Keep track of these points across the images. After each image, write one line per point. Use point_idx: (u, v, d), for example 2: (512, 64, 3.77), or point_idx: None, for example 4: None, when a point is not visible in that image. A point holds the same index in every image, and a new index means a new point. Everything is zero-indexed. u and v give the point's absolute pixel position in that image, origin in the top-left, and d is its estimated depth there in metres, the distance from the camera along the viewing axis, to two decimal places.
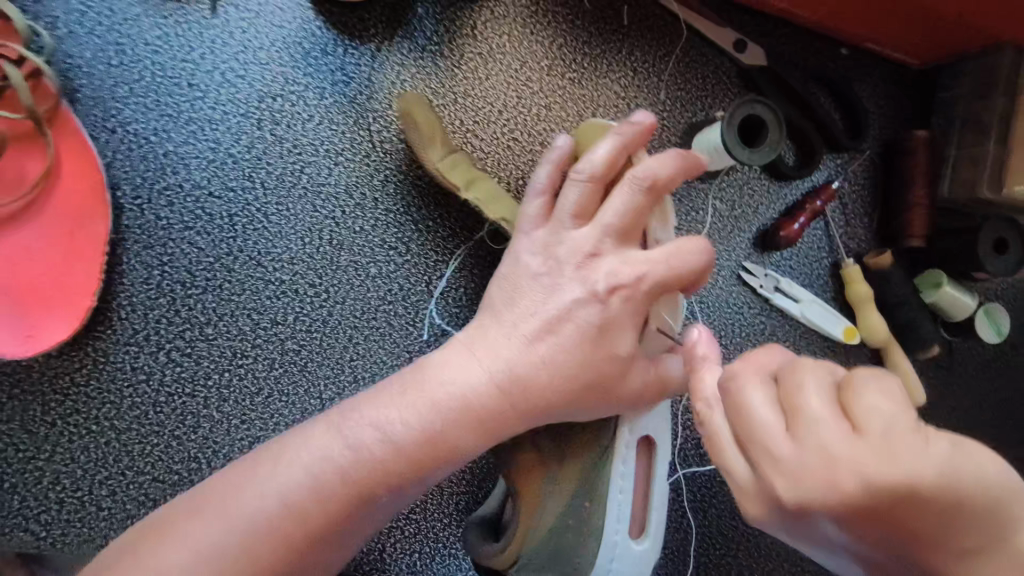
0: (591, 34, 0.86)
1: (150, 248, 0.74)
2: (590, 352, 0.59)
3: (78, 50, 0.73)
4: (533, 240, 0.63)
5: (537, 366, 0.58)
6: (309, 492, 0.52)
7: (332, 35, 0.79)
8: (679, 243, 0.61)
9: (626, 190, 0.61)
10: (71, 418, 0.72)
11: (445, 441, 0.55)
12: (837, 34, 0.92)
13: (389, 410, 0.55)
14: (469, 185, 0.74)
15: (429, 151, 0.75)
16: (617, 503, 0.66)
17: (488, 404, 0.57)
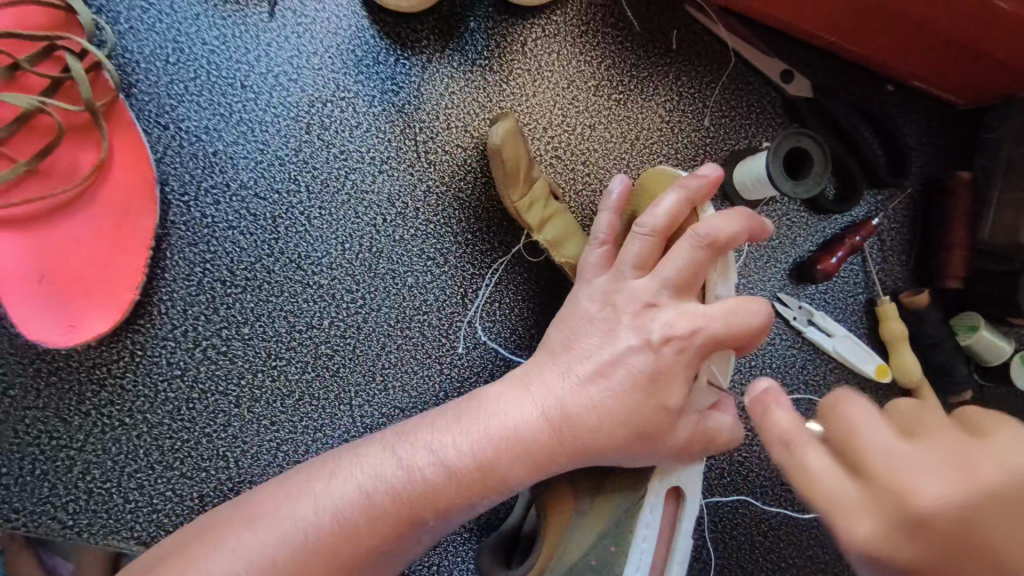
0: (639, 57, 0.87)
1: (194, 245, 0.75)
2: (638, 400, 0.59)
3: (137, 46, 0.74)
4: (595, 287, 0.64)
5: (591, 409, 0.58)
6: (360, 511, 0.52)
7: (385, 44, 0.80)
8: (740, 302, 0.61)
9: (688, 245, 0.60)
10: (105, 409, 0.72)
11: (497, 473, 0.55)
12: (884, 70, 0.92)
13: (444, 436, 0.55)
14: (542, 228, 0.76)
15: (510, 190, 0.75)
16: (639, 551, 0.61)
17: (539, 436, 0.56)
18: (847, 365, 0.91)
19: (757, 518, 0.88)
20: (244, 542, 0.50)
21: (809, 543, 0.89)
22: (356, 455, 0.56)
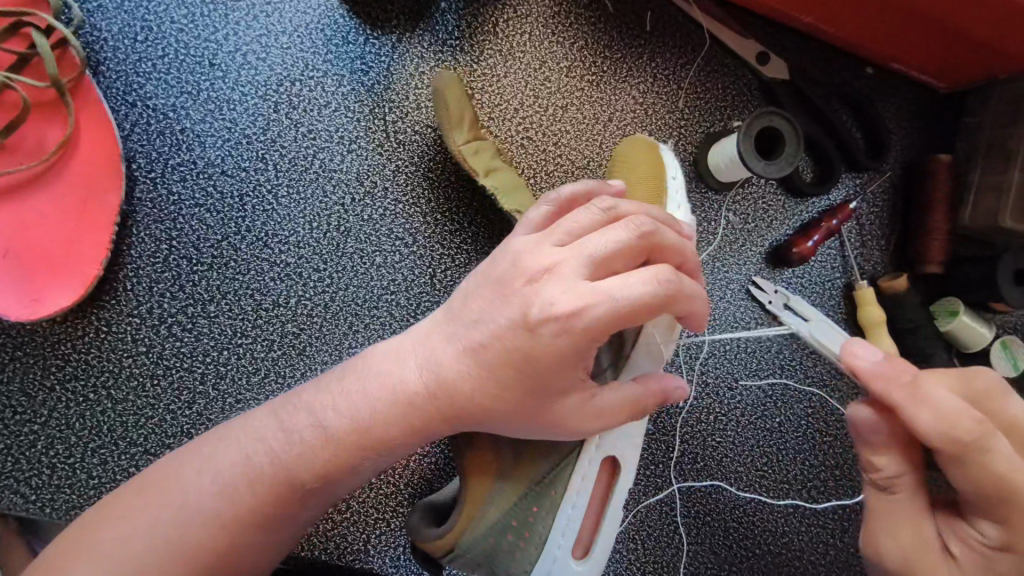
0: (613, 39, 0.86)
1: (160, 222, 0.75)
2: (516, 363, 0.52)
3: (106, 24, 0.75)
4: (521, 247, 0.54)
5: (459, 375, 0.53)
6: (246, 477, 0.52)
7: (354, 23, 0.80)
8: (640, 276, 0.50)
9: (625, 232, 0.52)
10: (70, 384, 0.72)
11: (375, 436, 0.53)
12: (863, 52, 0.91)
13: (326, 397, 0.55)
14: (489, 173, 0.75)
15: (455, 133, 0.75)
16: (566, 518, 0.67)
17: (414, 400, 0.53)
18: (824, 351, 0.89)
19: (731, 504, 0.87)
20: (132, 522, 0.50)
21: (784, 531, 0.88)
22: (246, 427, 0.55)
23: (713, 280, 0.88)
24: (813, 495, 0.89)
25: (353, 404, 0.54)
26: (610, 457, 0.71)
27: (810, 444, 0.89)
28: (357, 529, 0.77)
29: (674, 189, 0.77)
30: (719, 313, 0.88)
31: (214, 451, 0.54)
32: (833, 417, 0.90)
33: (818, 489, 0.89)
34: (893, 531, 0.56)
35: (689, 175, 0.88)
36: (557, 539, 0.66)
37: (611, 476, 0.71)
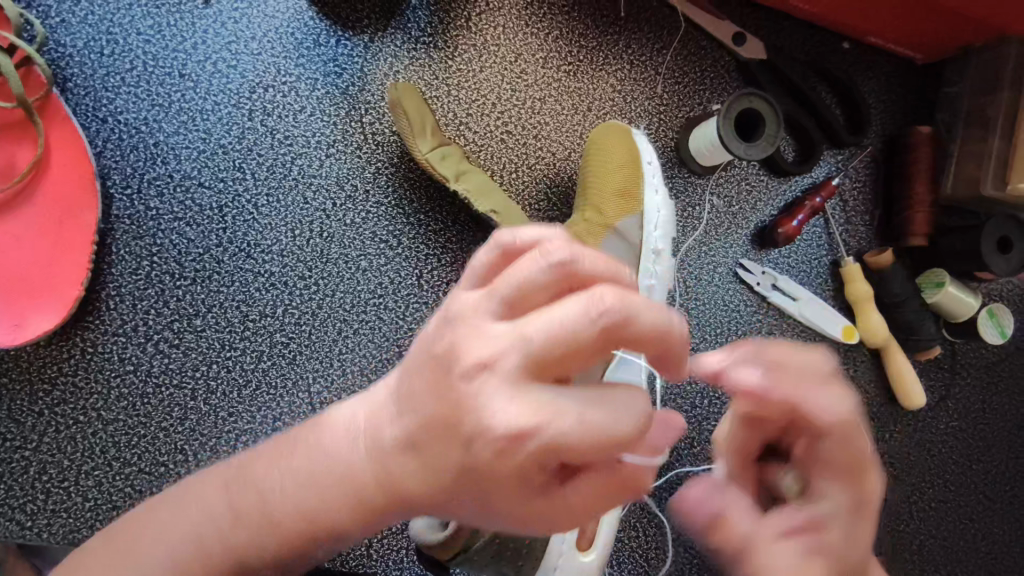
0: (588, 27, 0.86)
1: (140, 238, 0.74)
2: (433, 439, 0.39)
3: (70, 39, 0.73)
4: (455, 304, 0.39)
5: (396, 455, 0.41)
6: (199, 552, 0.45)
7: (325, 25, 0.79)
8: (617, 396, 0.36)
9: (580, 308, 0.35)
10: (58, 408, 0.72)
11: (323, 519, 0.44)
12: (838, 28, 0.91)
13: (276, 475, 0.46)
14: (459, 178, 0.75)
15: (418, 141, 0.74)
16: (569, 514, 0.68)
17: (360, 482, 0.42)
18: (814, 329, 0.90)
19: None
20: None
21: None
22: (198, 495, 0.48)
23: (700, 265, 0.88)
24: None
25: (298, 482, 0.44)
26: None
27: None
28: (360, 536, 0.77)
29: (650, 174, 0.79)
30: (708, 297, 0.88)
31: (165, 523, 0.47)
32: None
33: None
34: None
35: (670, 161, 0.88)
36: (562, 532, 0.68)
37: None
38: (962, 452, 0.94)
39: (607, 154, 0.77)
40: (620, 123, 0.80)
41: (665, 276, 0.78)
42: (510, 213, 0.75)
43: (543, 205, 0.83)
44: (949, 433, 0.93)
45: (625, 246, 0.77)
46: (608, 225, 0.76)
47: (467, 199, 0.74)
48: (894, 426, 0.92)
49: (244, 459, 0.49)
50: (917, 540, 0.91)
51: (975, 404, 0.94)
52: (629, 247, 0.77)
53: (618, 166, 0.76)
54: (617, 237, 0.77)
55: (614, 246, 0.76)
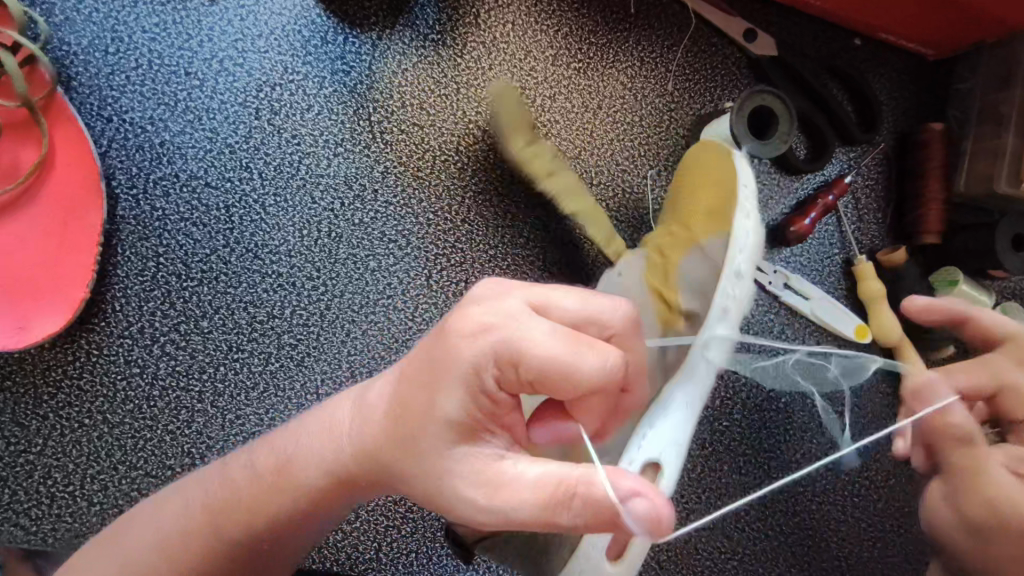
0: (597, 24, 0.85)
1: (146, 239, 0.73)
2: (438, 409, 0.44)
3: (74, 37, 0.72)
4: (500, 301, 0.44)
5: (425, 410, 0.44)
6: (232, 500, 0.51)
7: (332, 23, 0.78)
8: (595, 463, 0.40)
9: (598, 361, 0.41)
10: (63, 411, 0.70)
11: (346, 467, 0.48)
12: (849, 24, 0.90)
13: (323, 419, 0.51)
14: (503, 180, 0.79)
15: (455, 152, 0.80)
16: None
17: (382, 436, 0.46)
18: (827, 329, 0.89)
19: (742, 487, 0.86)
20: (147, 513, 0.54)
21: None
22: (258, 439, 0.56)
23: None
24: None
25: (327, 435, 0.50)
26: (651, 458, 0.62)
27: None
28: (370, 540, 0.76)
29: None
30: None
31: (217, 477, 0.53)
32: None
33: None
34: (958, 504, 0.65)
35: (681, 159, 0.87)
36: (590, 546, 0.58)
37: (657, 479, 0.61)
38: None
39: (709, 172, 0.75)
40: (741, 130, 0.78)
41: (743, 301, 0.70)
42: (554, 213, 0.79)
43: None
44: None
45: (705, 266, 0.71)
46: (692, 242, 0.72)
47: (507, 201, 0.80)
48: None
49: (285, 428, 0.54)
50: None
51: None
52: (711, 267, 0.70)
53: (716, 182, 0.73)
54: (698, 255, 0.72)
55: (693, 266, 0.71)
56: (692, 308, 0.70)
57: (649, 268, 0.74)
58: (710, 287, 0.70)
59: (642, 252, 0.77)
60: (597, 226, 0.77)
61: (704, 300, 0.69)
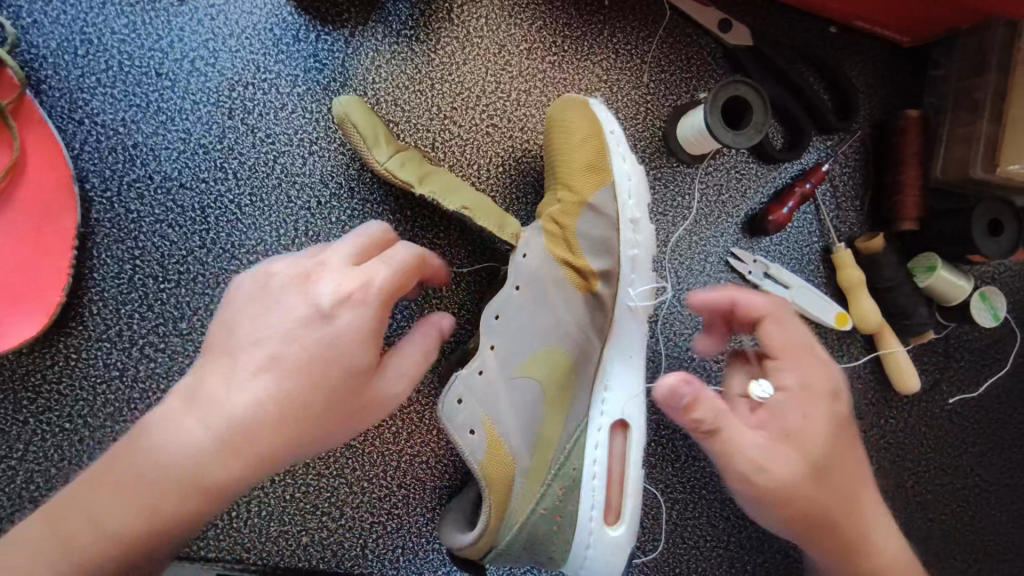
0: (572, 16, 0.84)
1: (121, 242, 0.73)
2: (351, 357, 0.51)
3: (43, 40, 0.72)
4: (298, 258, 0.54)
5: (161, 434, 0.49)
6: (139, 521, 0.48)
7: (303, 21, 0.77)
8: (381, 260, 0.53)
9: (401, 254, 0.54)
10: (43, 416, 0.70)
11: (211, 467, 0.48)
12: (825, 13, 0.90)
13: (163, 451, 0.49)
14: (422, 180, 0.71)
15: (376, 151, 0.71)
16: (589, 488, 0.66)
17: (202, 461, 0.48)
18: (807, 316, 0.89)
19: None
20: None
21: None
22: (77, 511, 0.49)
23: (691, 255, 0.87)
24: None
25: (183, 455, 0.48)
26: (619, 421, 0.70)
27: None
28: (354, 536, 0.76)
29: (615, 143, 0.74)
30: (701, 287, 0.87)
31: (114, 491, 0.49)
32: None
33: None
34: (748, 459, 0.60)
35: (659, 151, 0.87)
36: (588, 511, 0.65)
37: (625, 437, 0.70)
38: (957, 435, 0.94)
39: (567, 130, 0.72)
40: (578, 96, 0.76)
41: (647, 245, 0.73)
42: (481, 207, 0.70)
43: (531, 198, 0.82)
44: (944, 416, 0.94)
45: (603, 222, 0.71)
46: (582, 202, 0.71)
47: (433, 199, 0.69)
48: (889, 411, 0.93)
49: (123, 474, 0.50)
50: (912, 525, 0.93)
51: (970, 387, 0.94)
52: (606, 221, 0.71)
53: (579, 141, 0.71)
54: (594, 214, 0.71)
55: (590, 223, 0.71)
56: (606, 266, 0.71)
57: (549, 239, 0.71)
58: (611, 240, 0.71)
59: (537, 225, 0.72)
60: (484, 219, 0.70)
61: (611, 253, 0.71)
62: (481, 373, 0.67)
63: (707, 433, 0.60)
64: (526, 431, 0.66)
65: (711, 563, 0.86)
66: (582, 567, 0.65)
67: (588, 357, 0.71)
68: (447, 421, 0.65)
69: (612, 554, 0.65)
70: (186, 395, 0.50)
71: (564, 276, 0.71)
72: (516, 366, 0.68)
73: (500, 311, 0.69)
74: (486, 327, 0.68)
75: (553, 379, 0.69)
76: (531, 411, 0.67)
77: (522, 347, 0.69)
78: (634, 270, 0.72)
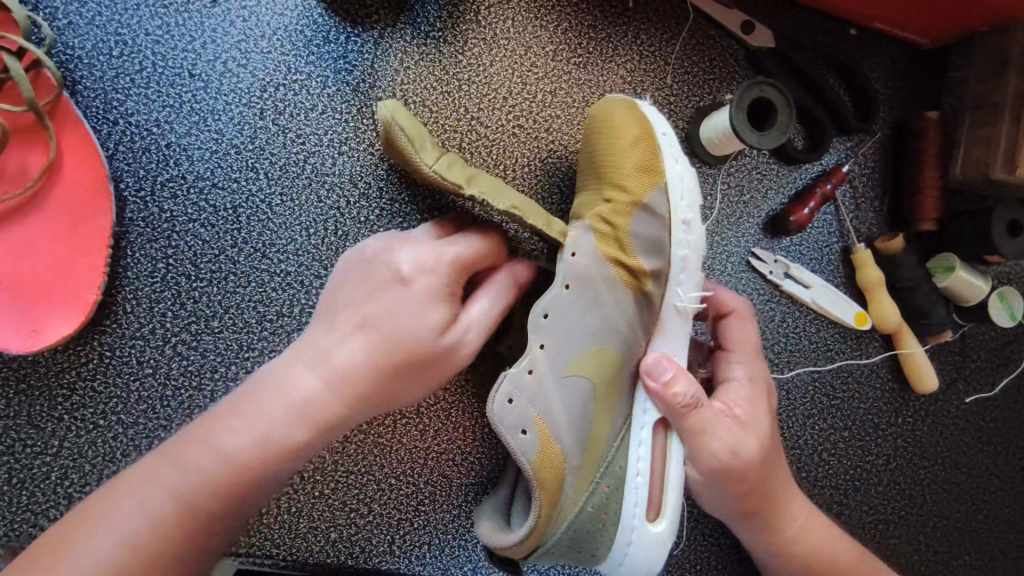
0: (597, 19, 0.85)
1: (154, 241, 0.74)
2: (417, 351, 0.59)
3: (78, 41, 0.72)
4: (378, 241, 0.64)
5: (264, 393, 0.56)
6: (245, 466, 0.54)
7: (333, 22, 0.78)
8: (459, 237, 0.65)
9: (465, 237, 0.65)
10: (78, 413, 0.71)
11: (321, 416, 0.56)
12: (846, 15, 0.90)
13: (264, 413, 0.55)
14: (470, 181, 0.65)
15: (422, 155, 0.64)
16: (634, 487, 0.68)
17: (309, 411, 0.56)
18: (826, 315, 0.91)
19: None
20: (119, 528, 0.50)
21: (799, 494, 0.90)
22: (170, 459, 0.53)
23: (713, 255, 0.88)
24: (824, 457, 0.91)
25: (284, 411, 0.55)
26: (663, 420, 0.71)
27: (818, 408, 0.91)
28: (382, 532, 0.77)
29: (667, 145, 0.74)
30: (722, 286, 0.88)
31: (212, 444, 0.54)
32: (838, 381, 0.92)
33: (828, 451, 0.91)
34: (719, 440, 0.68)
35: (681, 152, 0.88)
36: (631, 505, 0.67)
37: (667, 436, 0.71)
38: (973, 434, 0.95)
39: (615, 130, 0.71)
40: (622, 97, 0.76)
41: (697, 247, 0.74)
42: (532, 209, 0.66)
43: (556, 198, 0.83)
44: (960, 416, 0.95)
45: (655, 223, 0.71)
46: (636, 202, 0.70)
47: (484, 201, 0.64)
48: (906, 410, 0.94)
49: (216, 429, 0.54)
50: (928, 523, 0.94)
51: (986, 387, 0.96)
52: (656, 222, 0.71)
53: (631, 141, 0.71)
54: (647, 214, 0.70)
55: (642, 223, 0.70)
56: (657, 266, 0.71)
57: (600, 237, 0.69)
58: (662, 241, 0.72)
59: (583, 222, 0.69)
60: (535, 220, 0.66)
61: (662, 255, 0.72)
62: (531, 371, 0.64)
63: (689, 409, 0.67)
64: (577, 430, 0.66)
65: (731, 560, 0.87)
66: (623, 563, 0.68)
67: (635, 354, 0.71)
68: (498, 421, 0.62)
69: (654, 549, 0.67)
70: (294, 354, 0.58)
71: (614, 274, 0.69)
72: (566, 365, 0.67)
73: (549, 309, 0.66)
74: (534, 326, 0.65)
75: (603, 377, 0.68)
76: (582, 410, 0.67)
77: (573, 344, 0.67)
78: (684, 269, 0.73)
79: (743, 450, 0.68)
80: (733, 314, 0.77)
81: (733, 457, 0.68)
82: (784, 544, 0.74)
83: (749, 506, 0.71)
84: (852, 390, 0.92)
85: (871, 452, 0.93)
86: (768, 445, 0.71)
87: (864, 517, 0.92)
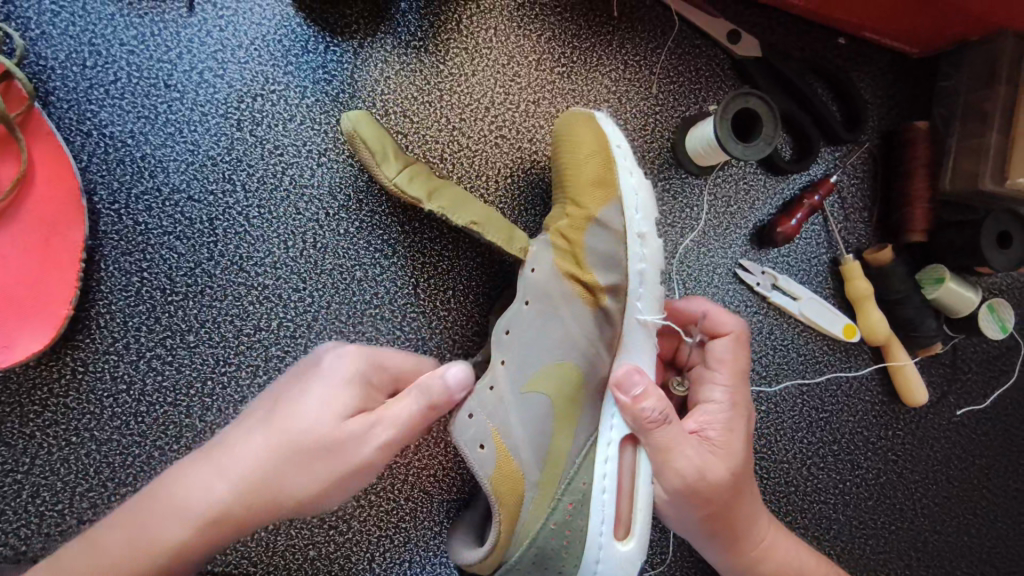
0: (580, 28, 0.84)
1: (129, 254, 0.72)
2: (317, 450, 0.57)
3: (51, 51, 0.71)
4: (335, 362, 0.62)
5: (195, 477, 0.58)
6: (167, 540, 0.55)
7: (312, 31, 0.77)
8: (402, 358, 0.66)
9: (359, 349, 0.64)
10: (50, 430, 0.70)
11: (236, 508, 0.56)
12: (834, 23, 0.89)
13: (188, 494, 0.57)
14: (431, 196, 0.70)
15: (384, 167, 0.71)
16: (600, 504, 0.66)
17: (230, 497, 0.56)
18: (815, 327, 0.89)
19: None
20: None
21: (788, 509, 0.89)
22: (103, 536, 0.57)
23: (699, 266, 0.87)
24: (813, 472, 0.90)
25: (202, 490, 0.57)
26: (631, 435, 0.68)
27: (807, 421, 0.90)
28: (362, 550, 0.76)
29: (622, 157, 0.73)
30: (709, 298, 0.87)
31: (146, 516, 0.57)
32: (828, 394, 0.91)
33: (818, 465, 0.90)
34: (687, 460, 0.66)
35: (667, 162, 0.86)
36: (595, 520, 0.66)
37: (635, 451, 0.68)
38: (964, 447, 0.94)
39: (573, 146, 0.72)
40: (587, 110, 0.76)
41: (655, 258, 0.71)
42: (491, 222, 0.70)
43: (539, 210, 0.82)
44: (951, 428, 0.94)
45: (612, 237, 0.71)
46: (589, 217, 0.71)
47: (443, 215, 0.69)
48: (897, 423, 0.93)
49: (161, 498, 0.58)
50: (920, 538, 0.93)
51: (977, 399, 0.94)
52: (614, 236, 0.71)
53: (585, 157, 0.71)
54: (601, 228, 0.71)
55: (598, 238, 0.71)
56: (614, 280, 0.70)
57: (557, 252, 0.72)
58: (618, 255, 0.70)
59: (546, 237, 0.73)
60: (494, 232, 0.70)
61: (619, 268, 0.70)
62: (492, 388, 0.69)
63: (656, 425, 0.65)
64: (535, 446, 0.68)
65: None
66: None
67: (598, 371, 0.70)
68: (459, 434, 0.67)
69: (621, 567, 0.66)
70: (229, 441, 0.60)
71: (571, 290, 0.71)
72: (525, 381, 0.69)
73: (510, 326, 0.71)
74: (497, 342, 0.71)
75: (563, 394, 0.69)
76: (541, 426, 0.68)
77: (533, 360, 0.70)
78: (643, 283, 0.70)
79: (713, 472, 0.66)
80: (723, 330, 0.75)
81: (702, 480, 0.66)
82: (745, 564, 0.73)
83: (714, 527, 0.70)
84: (842, 403, 0.91)
85: (861, 465, 0.91)
86: (741, 470, 0.69)
87: (854, 533, 0.91)
